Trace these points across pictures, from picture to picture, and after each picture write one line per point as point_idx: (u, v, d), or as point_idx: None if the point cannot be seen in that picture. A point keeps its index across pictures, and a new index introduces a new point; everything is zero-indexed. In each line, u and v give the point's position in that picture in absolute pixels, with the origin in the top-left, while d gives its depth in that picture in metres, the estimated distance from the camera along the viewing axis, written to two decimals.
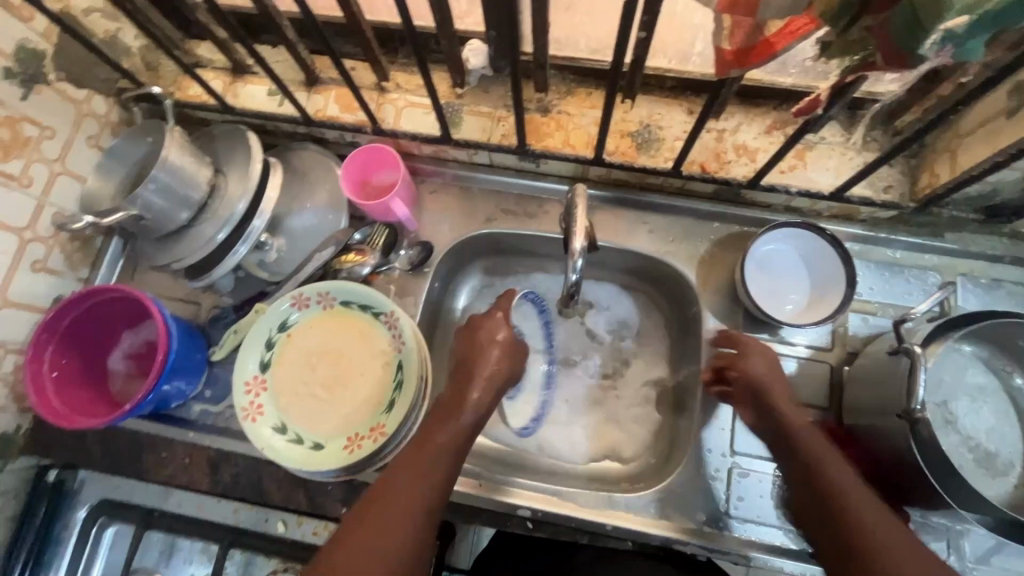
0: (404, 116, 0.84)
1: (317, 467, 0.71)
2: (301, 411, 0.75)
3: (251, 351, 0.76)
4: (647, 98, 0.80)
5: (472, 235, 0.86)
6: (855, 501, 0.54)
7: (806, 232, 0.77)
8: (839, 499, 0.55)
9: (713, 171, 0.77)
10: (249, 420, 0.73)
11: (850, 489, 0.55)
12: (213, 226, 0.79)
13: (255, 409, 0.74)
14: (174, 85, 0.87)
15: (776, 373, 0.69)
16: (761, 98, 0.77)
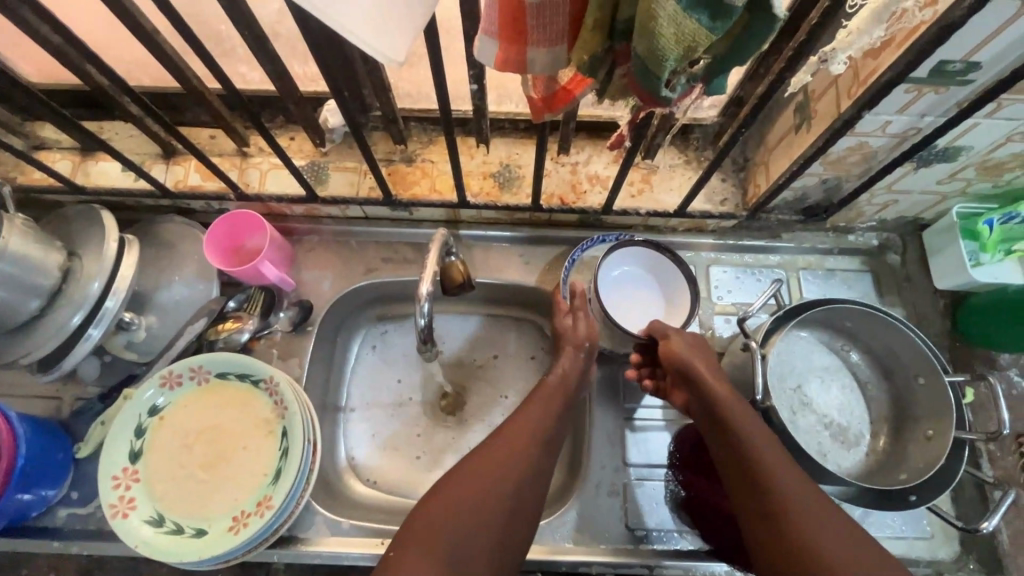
0: (269, 178, 0.84)
1: (197, 555, 0.66)
2: (181, 498, 0.71)
3: (119, 441, 0.72)
4: (503, 141, 0.85)
5: (354, 288, 0.86)
6: (782, 486, 0.58)
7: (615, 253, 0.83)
8: (767, 484, 0.58)
9: (571, 202, 0.83)
10: (119, 517, 0.68)
11: (778, 472, 0.59)
12: (66, 312, 0.74)
13: (125, 503, 0.69)
14: (16, 170, 0.83)
15: (705, 352, 0.70)
16: (605, 131, 0.85)
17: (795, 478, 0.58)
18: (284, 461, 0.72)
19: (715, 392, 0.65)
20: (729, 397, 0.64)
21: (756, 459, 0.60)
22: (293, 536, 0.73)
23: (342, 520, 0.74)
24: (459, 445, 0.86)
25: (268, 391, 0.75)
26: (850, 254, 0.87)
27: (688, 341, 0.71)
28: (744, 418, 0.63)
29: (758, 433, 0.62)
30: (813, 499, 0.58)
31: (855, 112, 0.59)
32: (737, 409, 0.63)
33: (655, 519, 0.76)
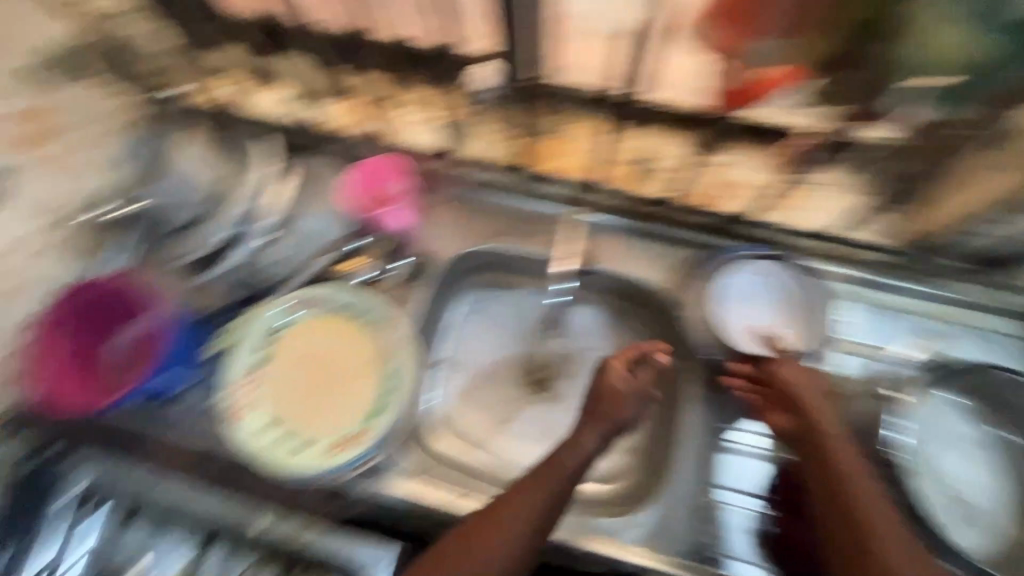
0: (412, 130, 0.86)
1: (298, 468, 0.71)
2: (288, 413, 0.76)
3: (245, 349, 0.78)
4: (648, 129, 0.82)
5: (471, 250, 0.88)
6: (873, 507, 0.54)
7: (748, 263, 0.80)
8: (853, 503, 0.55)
9: (709, 203, 0.79)
10: (238, 415, 0.74)
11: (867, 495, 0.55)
12: (219, 226, 0.83)
13: (243, 406, 0.75)
14: (195, 87, 0.91)
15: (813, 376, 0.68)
16: (761, 135, 0.79)
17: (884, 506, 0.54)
18: (386, 400, 0.77)
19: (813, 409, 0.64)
20: (829, 418, 0.63)
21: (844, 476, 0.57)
22: (378, 471, 0.78)
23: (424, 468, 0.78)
24: (541, 424, 0.87)
25: (382, 333, 0.80)
26: (1013, 317, 0.77)
27: (794, 366, 0.68)
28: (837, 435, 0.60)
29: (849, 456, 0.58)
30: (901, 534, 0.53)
31: None
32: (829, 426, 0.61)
33: (735, 545, 0.72)
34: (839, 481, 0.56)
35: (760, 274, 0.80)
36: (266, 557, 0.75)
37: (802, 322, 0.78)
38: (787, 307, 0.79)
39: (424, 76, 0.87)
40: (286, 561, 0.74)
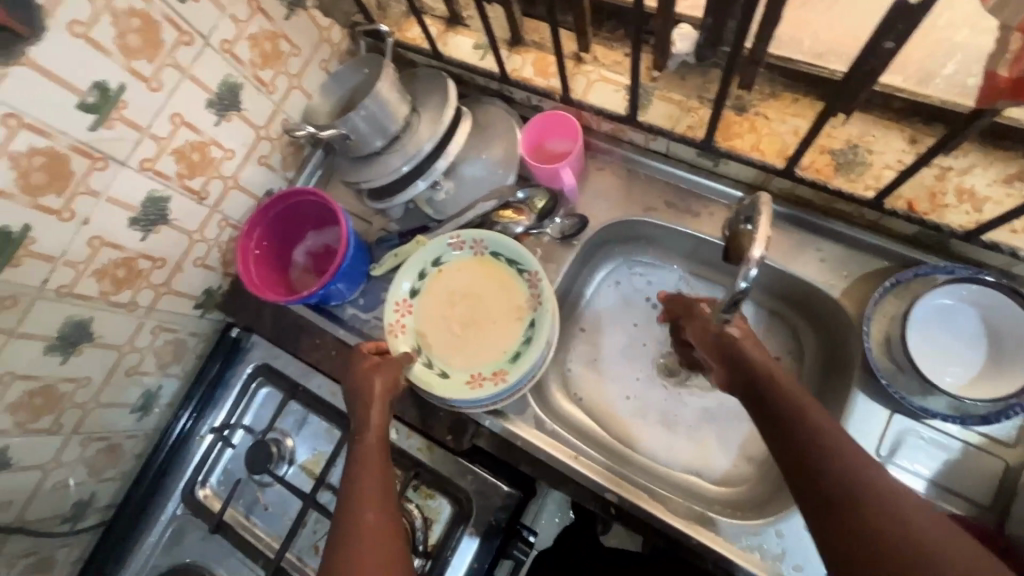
0: (594, 89, 0.84)
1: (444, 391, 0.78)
2: (437, 340, 0.83)
3: (407, 275, 0.84)
4: (864, 116, 0.72)
5: (630, 220, 0.86)
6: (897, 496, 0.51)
7: (958, 284, 0.67)
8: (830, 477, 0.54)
9: (923, 212, 0.68)
10: (393, 335, 0.82)
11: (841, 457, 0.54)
12: (401, 159, 0.87)
13: (399, 326, 0.82)
14: (397, 26, 0.97)
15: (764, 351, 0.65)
16: (1010, 140, 0.67)
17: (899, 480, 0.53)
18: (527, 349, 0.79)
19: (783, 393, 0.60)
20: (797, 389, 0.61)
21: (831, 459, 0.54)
22: (505, 414, 0.81)
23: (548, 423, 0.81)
24: (664, 403, 0.86)
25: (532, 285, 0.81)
26: None
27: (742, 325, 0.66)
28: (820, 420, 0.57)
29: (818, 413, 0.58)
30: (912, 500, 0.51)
31: None
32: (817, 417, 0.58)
33: None
34: (813, 466, 0.55)
35: (969, 303, 0.69)
36: (395, 462, 0.84)
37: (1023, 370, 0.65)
38: (992, 346, 0.68)
39: (616, 33, 0.84)
40: (414, 469, 0.82)
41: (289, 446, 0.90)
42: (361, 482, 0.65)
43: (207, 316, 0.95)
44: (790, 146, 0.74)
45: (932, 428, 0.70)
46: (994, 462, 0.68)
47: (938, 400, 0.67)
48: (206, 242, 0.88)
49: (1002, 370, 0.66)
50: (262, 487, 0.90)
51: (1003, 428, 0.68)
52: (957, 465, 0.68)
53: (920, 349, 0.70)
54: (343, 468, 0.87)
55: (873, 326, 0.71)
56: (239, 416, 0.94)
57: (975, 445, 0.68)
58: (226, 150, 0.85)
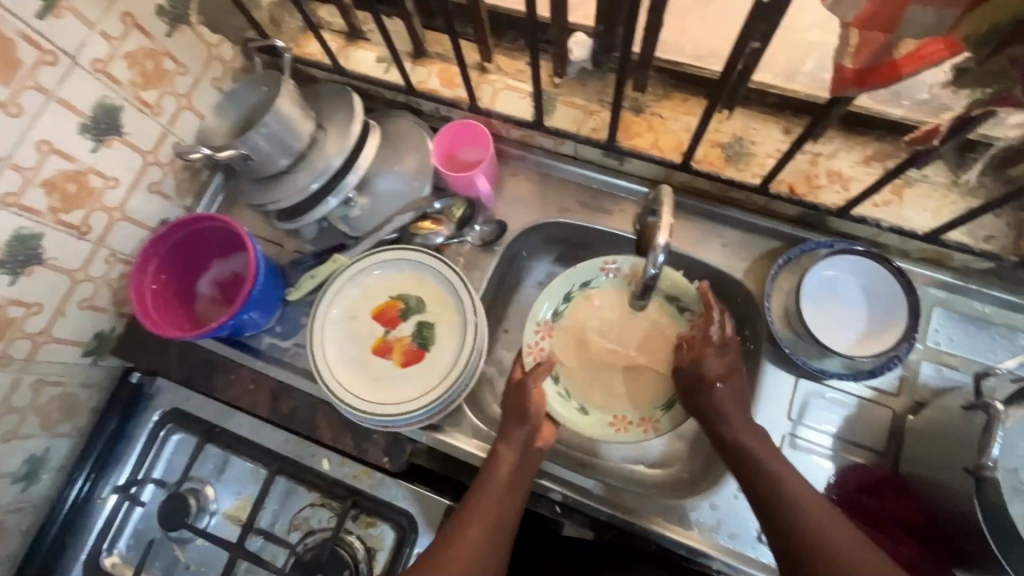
0: (500, 98, 0.86)
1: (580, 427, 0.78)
2: (580, 370, 0.82)
3: (552, 299, 0.83)
4: (744, 112, 0.79)
5: (547, 222, 0.88)
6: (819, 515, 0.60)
7: (839, 255, 0.76)
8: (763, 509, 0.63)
9: (802, 193, 0.76)
10: (360, 370, 0.81)
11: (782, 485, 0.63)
12: (308, 177, 0.83)
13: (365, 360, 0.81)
14: (293, 41, 0.93)
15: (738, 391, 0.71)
16: (864, 127, 0.75)
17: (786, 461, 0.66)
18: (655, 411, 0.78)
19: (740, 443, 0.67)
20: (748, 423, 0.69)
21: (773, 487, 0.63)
22: (441, 427, 0.80)
23: (486, 431, 0.80)
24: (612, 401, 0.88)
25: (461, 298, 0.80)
26: None
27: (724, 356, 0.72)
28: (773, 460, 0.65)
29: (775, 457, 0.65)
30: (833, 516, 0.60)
31: None
32: (769, 457, 0.65)
33: None
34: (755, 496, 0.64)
35: (850, 273, 0.77)
36: (330, 494, 0.79)
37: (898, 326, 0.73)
38: (873, 307, 0.76)
39: (516, 43, 0.87)
40: (351, 498, 0.78)
41: (210, 495, 0.83)
42: (476, 513, 0.66)
43: (100, 363, 0.86)
44: (685, 142, 0.80)
45: (832, 388, 0.77)
46: (884, 411, 0.75)
47: (833, 360, 0.74)
48: (93, 280, 0.80)
49: (880, 332, 0.75)
50: (181, 544, 0.81)
51: (887, 379, 0.76)
52: (855, 418, 0.75)
53: (812, 317, 0.77)
54: (273, 509, 0.81)
55: (771, 301, 0.77)
56: (147, 469, 0.85)
57: (867, 398, 0.76)
58: (109, 178, 0.77)
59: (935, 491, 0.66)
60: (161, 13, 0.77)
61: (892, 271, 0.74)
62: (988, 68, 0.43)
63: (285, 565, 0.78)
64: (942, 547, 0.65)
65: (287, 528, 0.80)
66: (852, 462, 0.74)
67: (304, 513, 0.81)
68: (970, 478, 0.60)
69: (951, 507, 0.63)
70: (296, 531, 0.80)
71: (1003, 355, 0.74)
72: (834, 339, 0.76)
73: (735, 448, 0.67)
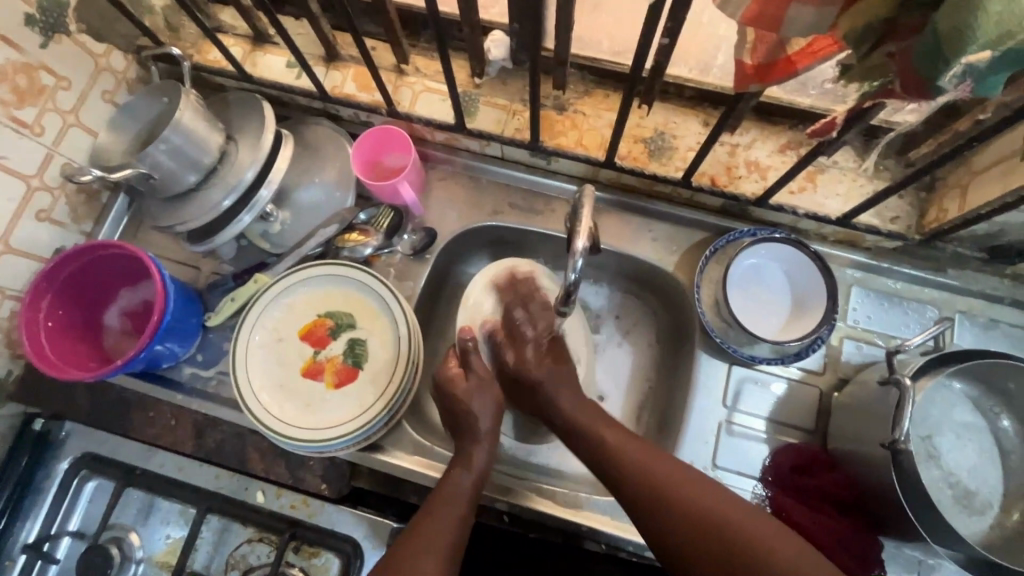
0: (420, 100, 0.83)
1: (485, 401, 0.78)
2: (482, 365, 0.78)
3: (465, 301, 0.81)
4: (663, 106, 0.79)
5: (477, 226, 0.86)
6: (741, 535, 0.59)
7: (764, 242, 0.78)
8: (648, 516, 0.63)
9: (723, 184, 0.77)
10: (287, 396, 0.76)
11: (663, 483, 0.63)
12: (220, 193, 0.78)
13: (291, 387, 0.77)
14: (194, 48, 0.87)
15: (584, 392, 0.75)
16: (777, 116, 0.77)
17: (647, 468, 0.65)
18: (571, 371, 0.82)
19: (617, 452, 0.67)
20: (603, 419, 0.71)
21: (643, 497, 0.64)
22: (380, 446, 0.77)
23: (428, 445, 0.77)
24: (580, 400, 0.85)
25: (392, 310, 0.77)
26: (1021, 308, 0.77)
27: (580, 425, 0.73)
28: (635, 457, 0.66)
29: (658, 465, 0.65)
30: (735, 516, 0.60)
31: None
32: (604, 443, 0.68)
33: None
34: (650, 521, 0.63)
35: (772, 259, 0.80)
36: (267, 527, 0.75)
37: (819, 308, 0.76)
38: (796, 292, 0.79)
39: (433, 43, 0.84)
40: (289, 530, 0.74)
41: (134, 542, 0.77)
42: (425, 536, 0.63)
43: None
44: (608, 139, 0.80)
45: (765, 373, 0.79)
46: (811, 390, 0.78)
47: (762, 347, 0.76)
48: None
49: (805, 320, 0.77)
50: None
51: (811, 359, 0.79)
52: (786, 399, 0.78)
53: (742, 306, 0.79)
54: (207, 550, 0.76)
55: (701, 292, 0.79)
56: (59, 522, 0.78)
57: (796, 379, 0.78)
58: None
59: (859, 464, 0.68)
60: (29, 22, 0.70)
61: (814, 258, 0.76)
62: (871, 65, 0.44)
63: None
64: (870, 517, 0.68)
65: (223, 568, 0.76)
66: (786, 442, 0.76)
67: (241, 550, 0.76)
68: (885, 450, 0.63)
69: (873, 480, 0.66)
70: (233, 571, 0.75)
71: (916, 328, 0.78)
72: (760, 328, 0.78)
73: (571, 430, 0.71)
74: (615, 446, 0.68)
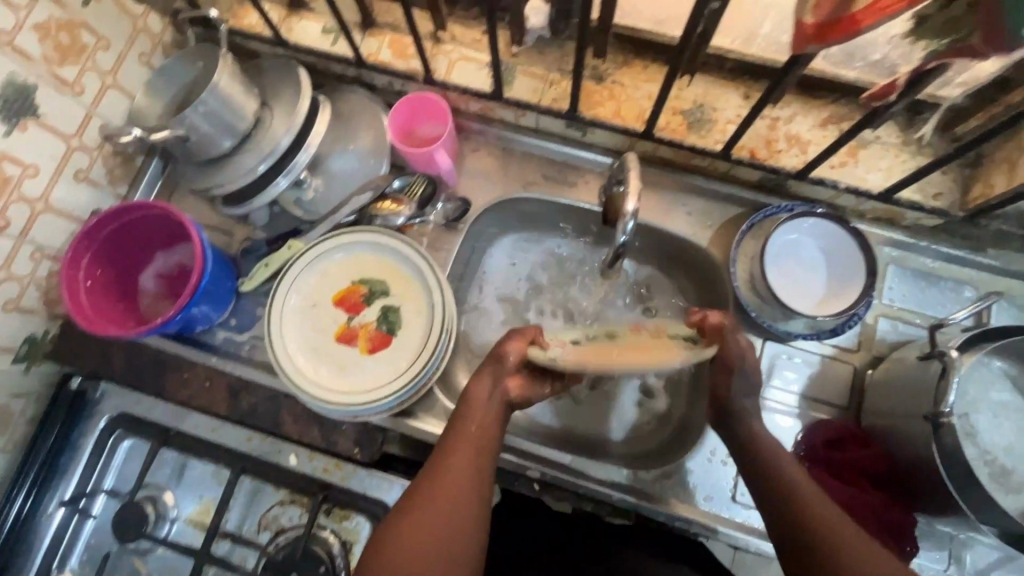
0: (456, 68, 0.83)
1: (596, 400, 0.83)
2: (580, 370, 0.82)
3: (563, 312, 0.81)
4: (703, 78, 0.79)
5: (510, 197, 0.86)
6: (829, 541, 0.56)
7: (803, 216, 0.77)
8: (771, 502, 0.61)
9: (763, 158, 0.76)
10: (321, 360, 0.77)
11: (856, 574, 0.53)
12: (255, 157, 0.78)
13: (325, 352, 0.77)
14: (229, 12, 0.87)
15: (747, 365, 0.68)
16: (819, 90, 0.76)
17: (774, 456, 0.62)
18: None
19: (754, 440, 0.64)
20: (814, 490, 0.59)
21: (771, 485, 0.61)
22: (411, 413, 0.78)
23: None
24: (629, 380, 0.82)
25: (427, 278, 0.78)
26: None
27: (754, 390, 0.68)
28: (847, 538, 0.55)
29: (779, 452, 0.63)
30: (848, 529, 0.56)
31: None
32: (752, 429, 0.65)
33: None
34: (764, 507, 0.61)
35: (809, 235, 0.79)
36: (299, 489, 0.76)
37: (855, 284, 0.75)
38: (832, 269, 0.78)
39: (471, 11, 0.83)
40: (322, 493, 0.75)
41: (169, 501, 0.78)
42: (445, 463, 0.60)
43: (33, 370, 0.78)
44: (646, 110, 0.79)
45: (798, 348, 0.78)
46: (845, 367, 0.78)
47: (797, 322, 0.76)
48: (16, 280, 0.73)
49: (844, 297, 0.76)
50: (140, 554, 0.77)
51: (846, 337, 0.78)
52: (819, 375, 0.78)
53: (781, 283, 0.78)
54: (240, 510, 0.77)
55: (737, 267, 0.78)
56: (95, 479, 0.79)
57: (829, 356, 0.78)
58: (27, 167, 0.70)
59: (897, 440, 0.68)
60: None
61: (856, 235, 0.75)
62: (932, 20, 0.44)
63: (256, 567, 0.75)
64: (906, 493, 0.68)
65: (256, 528, 0.77)
66: (819, 418, 0.76)
67: (274, 511, 0.77)
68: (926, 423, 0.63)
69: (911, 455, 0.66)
70: (266, 531, 0.76)
71: (952, 307, 0.78)
72: (798, 305, 0.77)
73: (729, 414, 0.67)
74: (815, 524, 0.56)
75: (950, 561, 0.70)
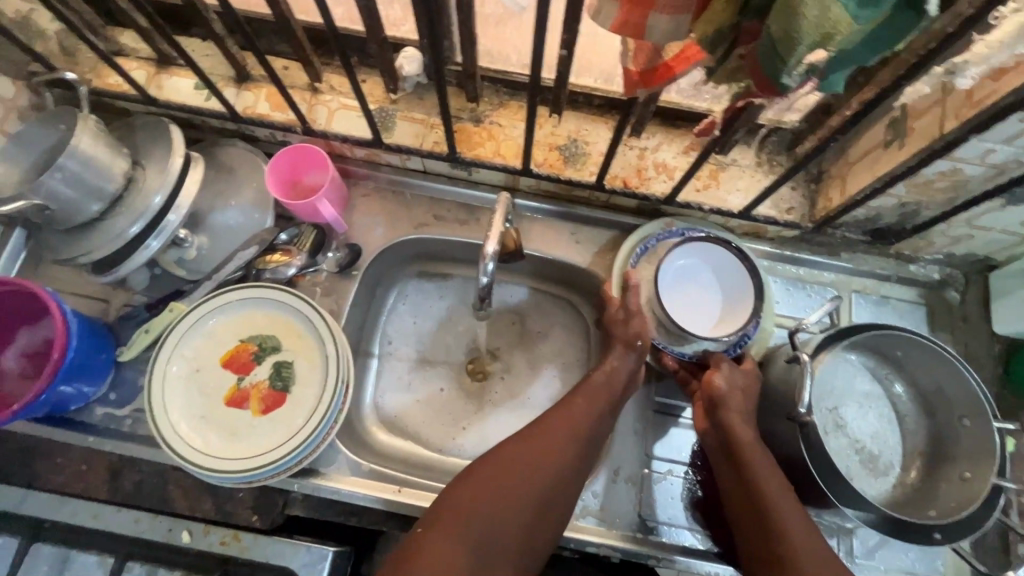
0: (336, 117, 0.83)
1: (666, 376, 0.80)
2: None
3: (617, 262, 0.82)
4: (574, 114, 0.83)
5: (402, 240, 0.86)
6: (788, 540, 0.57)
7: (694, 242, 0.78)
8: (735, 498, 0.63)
9: (635, 186, 0.81)
10: (210, 427, 0.73)
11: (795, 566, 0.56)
12: (126, 220, 0.74)
13: (214, 419, 0.74)
14: (92, 72, 0.84)
15: (744, 386, 0.71)
16: (680, 120, 0.82)
17: (764, 463, 0.63)
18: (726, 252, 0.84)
19: (739, 446, 0.65)
20: (772, 473, 0.63)
21: (749, 486, 0.62)
22: (315, 470, 0.76)
23: (364, 462, 0.77)
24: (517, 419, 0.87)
25: (318, 331, 0.76)
26: (907, 284, 0.85)
27: (735, 375, 0.71)
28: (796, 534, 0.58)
29: (760, 461, 0.63)
30: (802, 529, 0.58)
31: (961, 133, 0.56)
32: (737, 432, 0.66)
33: (668, 513, 0.76)
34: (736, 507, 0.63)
35: (701, 258, 0.80)
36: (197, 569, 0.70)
37: (747, 306, 0.76)
38: (725, 289, 0.80)
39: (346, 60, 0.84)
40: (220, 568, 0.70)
41: None
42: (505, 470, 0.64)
43: None
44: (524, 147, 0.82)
45: None
46: None
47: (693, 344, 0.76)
48: None
49: (739, 316, 0.77)
50: None
51: None
52: None
53: (678, 305, 0.79)
54: None
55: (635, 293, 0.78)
56: None
57: None
58: None
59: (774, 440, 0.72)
60: None
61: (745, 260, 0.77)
62: (728, 66, 0.49)
63: None
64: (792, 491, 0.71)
65: None
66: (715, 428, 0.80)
67: None
68: (792, 423, 0.68)
69: (786, 456, 0.69)
70: None
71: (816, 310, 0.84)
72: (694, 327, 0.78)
73: (731, 436, 0.66)
74: (769, 493, 0.61)
75: (840, 548, 0.75)
